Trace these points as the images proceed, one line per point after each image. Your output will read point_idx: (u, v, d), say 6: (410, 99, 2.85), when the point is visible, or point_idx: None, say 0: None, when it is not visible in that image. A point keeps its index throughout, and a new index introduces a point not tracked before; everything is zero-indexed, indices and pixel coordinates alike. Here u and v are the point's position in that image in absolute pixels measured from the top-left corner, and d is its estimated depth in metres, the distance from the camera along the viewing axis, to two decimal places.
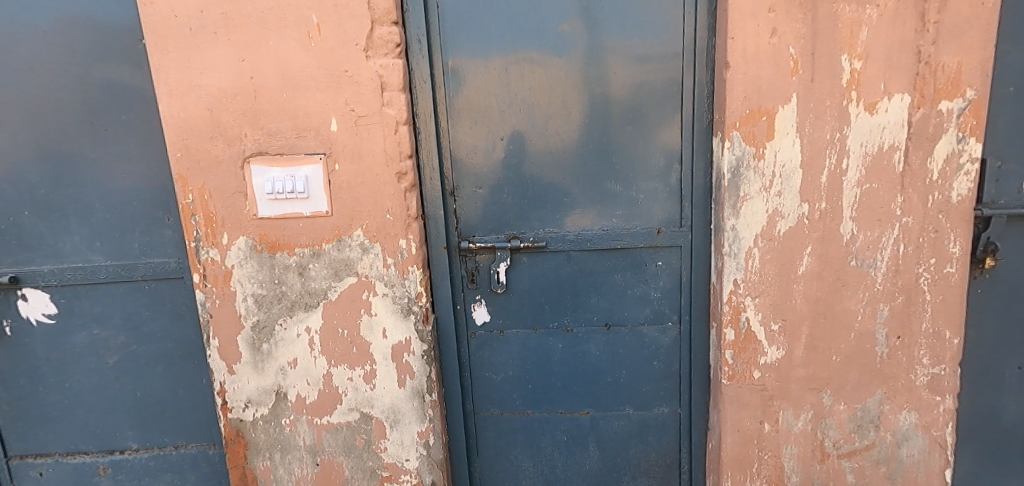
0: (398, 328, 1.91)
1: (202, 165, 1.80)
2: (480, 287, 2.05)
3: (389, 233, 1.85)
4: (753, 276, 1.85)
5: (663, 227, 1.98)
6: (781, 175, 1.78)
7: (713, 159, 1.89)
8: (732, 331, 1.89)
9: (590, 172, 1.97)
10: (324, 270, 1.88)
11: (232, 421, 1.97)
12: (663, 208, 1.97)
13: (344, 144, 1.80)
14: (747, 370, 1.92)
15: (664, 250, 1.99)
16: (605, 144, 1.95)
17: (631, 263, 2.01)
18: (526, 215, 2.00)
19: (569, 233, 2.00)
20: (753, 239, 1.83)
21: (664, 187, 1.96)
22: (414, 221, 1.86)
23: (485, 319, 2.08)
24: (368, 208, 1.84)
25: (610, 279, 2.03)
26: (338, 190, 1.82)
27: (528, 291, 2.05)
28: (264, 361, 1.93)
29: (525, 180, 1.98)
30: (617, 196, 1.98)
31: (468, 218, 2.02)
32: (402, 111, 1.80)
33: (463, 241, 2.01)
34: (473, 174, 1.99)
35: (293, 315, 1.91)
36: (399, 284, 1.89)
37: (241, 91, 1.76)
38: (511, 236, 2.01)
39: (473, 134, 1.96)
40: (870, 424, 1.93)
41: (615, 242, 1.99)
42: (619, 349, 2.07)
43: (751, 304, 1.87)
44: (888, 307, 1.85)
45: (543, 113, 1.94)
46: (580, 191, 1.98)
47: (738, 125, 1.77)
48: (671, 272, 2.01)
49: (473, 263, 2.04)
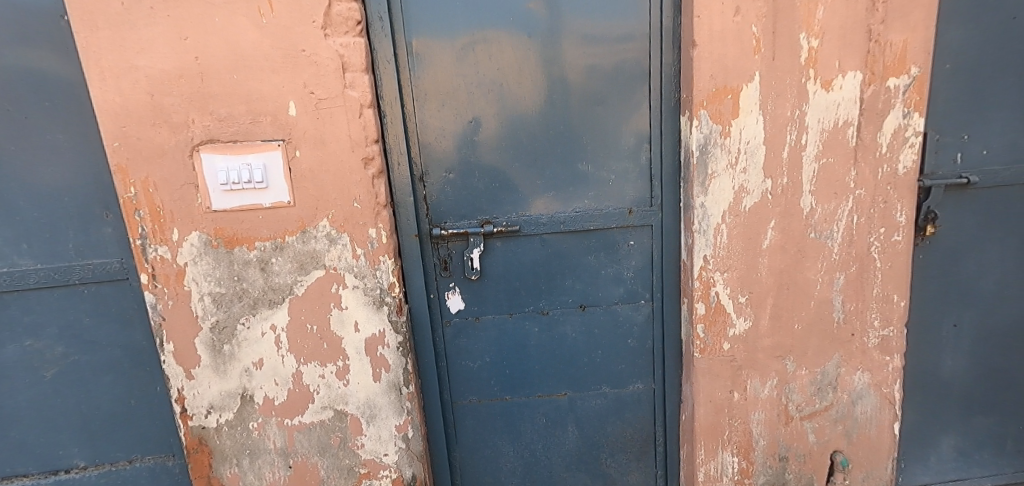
0: (370, 321, 1.84)
1: (145, 154, 1.64)
2: (454, 274, 2.01)
3: (358, 222, 1.77)
4: (721, 252, 1.91)
5: (634, 207, 2.00)
6: (746, 151, 1.83)
7: (681, 138, 1.91)
8: (702, 305, 1.95)
9: (562, 154, 1.95)
10: (289, 264, 1.78)
11: (194, 429, 1.85)
12: (633, 188, 1.99)
13: (305, 130, 1.69)
14: (717, 342, 1.99)
15: (636, 229, 2.02)
16: (575, 126, 1.93)
17: (604, 244, 2.02)
18: (497, 199, 1.97)
19: (541, 216, 1.99)
20: (721, 215, 1.88)
21: (634, 167, 1.98)
22: (383, 208, 1.79)
23: (460, 306, 2.04)
24: (334, 196, 1.74)
25: (584, 260, 2.03)
26: (300, 178, 1.72)
27: (502, 277, 2.03)
28: (226, 363, 1.81)
29: (496, 163, 1.94)
30: (588, 178, 1.97)
31: (439, 204, 1.96)
32: (366, 94, 1.71)
33: (434, 228, 1.96)
34: (442, 158, 1.93)
35: (257, 313, 1.80)
36: (370, 274, 1.81)
37: (186, 73, 1.62)
38: (484, 222, 1.97)
39: (440, 117, 1.90)
40: (829, 386, 2.05)
41: (588, 223, 2.00)
42: (594, 329, 2.09)
43: (720, 279, 1.93)
44: (844, 276, 1.96)
45: (511, 95, 1.90)
46: (551, 173, 1.96)
47: (705, 104, 1.79)
48: (642, 251, 2.04)
49: (445, 250, 1.98)
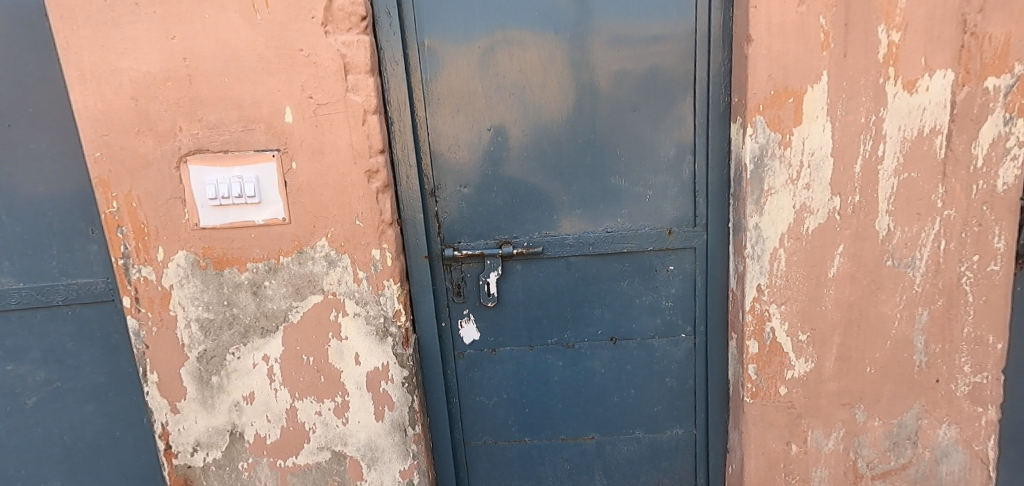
0: (373, 353, 1.64)
1: (129, 165, 1.49)
2: (468, 301, 1.79)
3: (360, 242, 1.58)
4: (779, 281, 1.63)
5: (675, 227, 1.74)
6: (810, 164, 1.56)
7: (731, 149, 1.65)
8: (755, 343, 1.67)
9: (592, 167, 1.72)
10: (283, 288, 1.59)
11: (179, 468, 1.67)
12: (674, 206, 1.73)
13: (303, 139, 1.51)
14: (772, 386, 1.70)
15: (677, 253, 1.76)
16: (608, 133, 1.70)
17: (639, 269, 1.77)
18: (518, 216, 1.75)
19: (567, 237, 1.75)
20: (779, 238, 1.61)
21: (676, 181, 1.72)
22: (389, 227, 1.59)
23: (475, 337, 1.82)
24: (333, 213, 1.55)
25: (616, 287, 1.78)
26: (297, 193, 1.54)
27: (522, 304, 1.80)
28: (214, 396, 1.64)
29: (516, 176, 1.72)
30: (623, 194, 1.73)
31: (452, 221, 1.75)
32: (371, 98, 1.51)
33: (447, 248, 1.75)
34: (456, 171, 1.72)
35: (247, 342, 1.62)
36: (373, 301, 1.61)
37: (173, 76, 1.46)
38: (502, 243, 1.75)
39: (455, 124, 1.69)
40: (907, 441, 1.73)
41: (621, 246, 1.75)
42: (626, 365, 1.83)
43: (776, 312, 1.65)
44: (927, 312, 1.65)
45: (535, 101, 1.68)
46: (580, 188, 1.73)
47: (762, 108, 1.53)
48: (683, 278, 1.77)
49: (459, 273, 1.77)
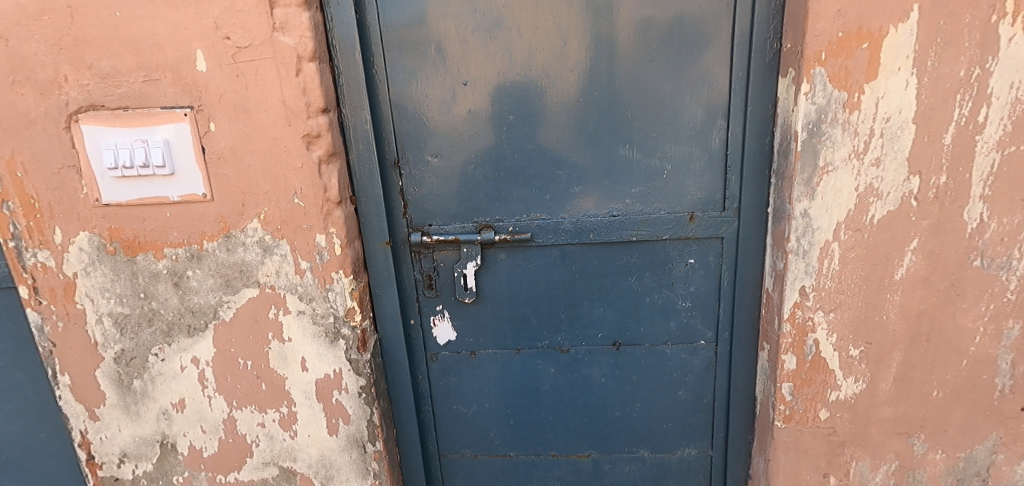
0: (322, 358, 1.36)
1: (7, 125, 1.18)
2: (442, 296, 1.49)
3: (300, 226, 1.27)
4: (828, 283, 1.28)
5: (699, 211, 1.38)
6: (882, 134, 1.18)
7: (778, 111, 1.27)
8: (793, 359, 1.34)
9: (596, 134, 1.36)
10: (210, 280, 1.30)
11: (106, 480, 1.45)
12: (699, 185, 1.37)
13: (221, 92, 1.18)
14: (811, 410, 1.38)
15: (699, 243, 1.41)
16: (618, 90, 1.32)
17: (650, 262, 1.44)
18: (502, 194, 1.41)
19: (563, 222, 1.42)
20: (833, 229, 1.25)
21: (702, 153, 1.35)
22: (336, 207, 1.27)
23: (451, 337, 1.53)
24: (265, 189, 1.24)
25: (621, 283, 1.46)
26: (218, 162, 1.22)
27: (506, 300, 1.49)
28: (138, 403, 1.39)
29: (500, 145, 1.38)
30: (633, 168, 1.37)
31: (422, 199, 1.42)
32: (305, 40, 1.16)
33: (414, 232, 1.43)
34: (425, 136, 1.38)
35: (172, 342, 1.35)
36: (319, 297, 1.32)
37: (49, 8, 1.12)
38: (483, 227, 1.43)
39: (423, 77, 1.34)
40: (975, 478, 1.41)
41: (629, 233, 1.41)
42: (631, 375, 1.53)
43: (822, 321, 1.31)
44: (1021, 326, 1.28)
45: (524, 47, 1.31)
46: (580, 161, 1.38)
47: (824, 57, 1.14)
48: (705, 275, 1.43)
49: (430, 262, 1.46)
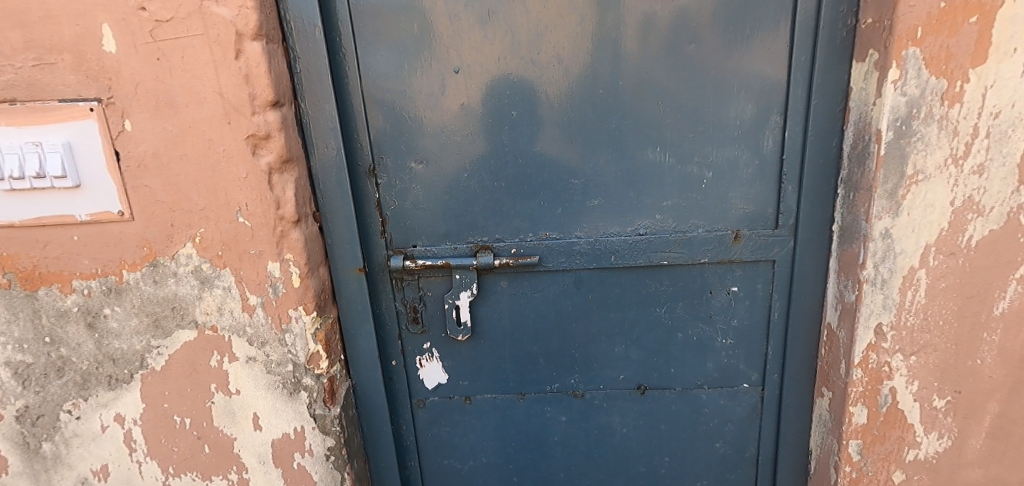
0: (279, 415, 1.09)
1: None
2: (430, 332, 1.22)
3: (247, 251, 0.99)
4: (911, 320, 1.03)
5: (745, 228, 1.13)
6: (989, 134, 0.92)
7: (851, 105, 1.00)
8: (863, 412, 1.09)
9: (620, 134, 1.10)
10: (134, 320, 1.03)
11: None
12: (745, 197, 1.11)
13: (137, 80, 0.90)
14: (882, 472, 1.13)
15: (745, 267, 1.15)
16: (648, 78, 1.06)
17: (684, 290, 1.18)
18: (502, 208, 1.15)
19: (577, 242, 1.16)
20: (920, 254, 0.99)
21: (751, 158, 1.09)
22: (292, 228, 1.00)
23: (442, 380, 1.27)
24: (201, 205, 0.97)
25: (648, 316, 1.21)
26: (138, 172, 0.95)
27: (508, 336, 1.23)
28: (50, 471, 1.11)
29: (500, 147, 1.11)
30: (665, 176, 1.12)
31: (404, 214, 1.16)
32: (245, 12, 0.88)
33: (395, 256, 1.16)
34: (407, 137, 1.11)
35: (89, 396, 1.07)
36: (274, 341, 1.05)
37: None
38: (480, 249, 1.17)
39: (404, 63, 1.06)
40: None
41: (658, 256, 1.15)
42: (659, 424, 1.28)
43: (901, 366, 1.06)
44: None
45: (530, 25, 1.04)
46: (598, 167, 1.12)
47: (921, 35, 0.88)
48: (751, 306, 1.18)
49: (415, 292, 1.19)
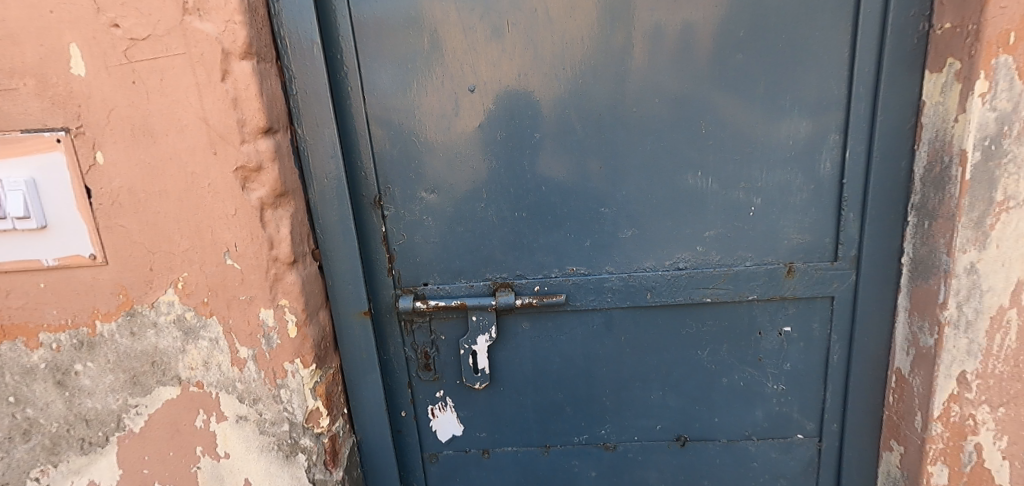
0: (273, 481, 0.96)
1: None
2: (444, 380, 1.10)
3: (236, 297, 0.87)
4: (1000, 368, 0.88)
5: (799, 261, 1.00)
6: None
7: (924, 121, 0.88)
8: (943, 472, 0.94)
9: (656, 157, 0.98)
10: (109, 376, 0.91)
11: None
12: (800, 225, 0.98)
13: (110, 106, 0.79)
14: None
15: (799, 305, 1.02)
16: (688, 95, 0.94)
17: (729, 331, 1.05)
18: (524, 241, 1.03)
19: (608, 278, 1.03)
20: (1013, 291, 0.84)
21: (806, 182, 0.96)
22: (288, 270, 0.88)
23: (457, 432, 1.14)
24: (184, 246, 0.85)
25: (688, 359, 1.07)
26: (112, 210, 0.83)
27: (530, 384, 1.10)
28: None
29: (521, 174, 0.99)
30: (707, 204, 0.99)
31: (413, 249, 1.03)
32: (233, 28, 0.77)
33: (404, 296, 1.04)
34: (416, 164, 0.99)
35: (59, 462, 0.94)
36: (267, 398, 0.92)
37: None
38: (499, 287, 1.05)
39: (413, 82, 0.95)
40: None
41: (699, 292, 1.02)
42: (701, 478, 1.14)
43: (988, 420, 0.91)
44: None
45: (554, 37, 0.93)
46: (631, 194, 1.00)
47: (1014, 40, 0.75)
48: (806, 348, 1.04)
49: (426, 336, 1.07)
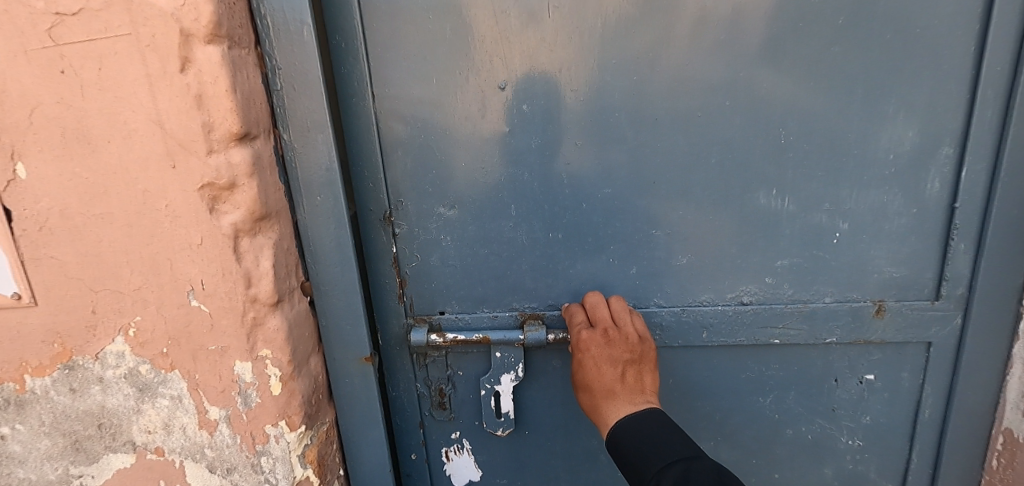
0: None
1: None
2: (460, 420, 0.96)
3: (204, 347, 0.69)
4: None
5: (891, 299, 0.84)
6: None
7: None
8: None
9: (724, 172, 0.80)
10: (44, 442, 0.73)
11: None
12: (894, 257, 0.82)
13: (32, 102, 0.60)
14: None
15: (885, 350, 0.88)
16: (768, 96, 0.76)
17: (799, 378, 0.91)
18: (560, 269, 0.87)
19: (656, 312, 0.88)
20: None
21: (907, 205, 0.80)
22: (268, 314, 0.69)
23: (475, 477, 1.02)
24: (135, 284, 0.66)
25: (747, 406, 0.94)
26: (40, 238, 0.64)
27: (563, 429, 0.96)
28: None
29: (557, 188, 0.82)
30: (780, 229, 0.82)
31: (432, 274, 0.88)
32: (193, 1, 0.58)
33: (418, 328, 0.89)
34: (434, 175, 0.81)
35: None
36: (244, 467, 0.74)
37: None
38: (527, 319, 0.89)
39: (429, 77, 0.76)
40: None
41: (766, 333, 0.88)
42: None
43: None
44: None
45: (604, 21, 0.74)
46: (689, 215, 0.82)
47: None
48: (891, 400, 0.91)
49: (443, 371, 0.93)
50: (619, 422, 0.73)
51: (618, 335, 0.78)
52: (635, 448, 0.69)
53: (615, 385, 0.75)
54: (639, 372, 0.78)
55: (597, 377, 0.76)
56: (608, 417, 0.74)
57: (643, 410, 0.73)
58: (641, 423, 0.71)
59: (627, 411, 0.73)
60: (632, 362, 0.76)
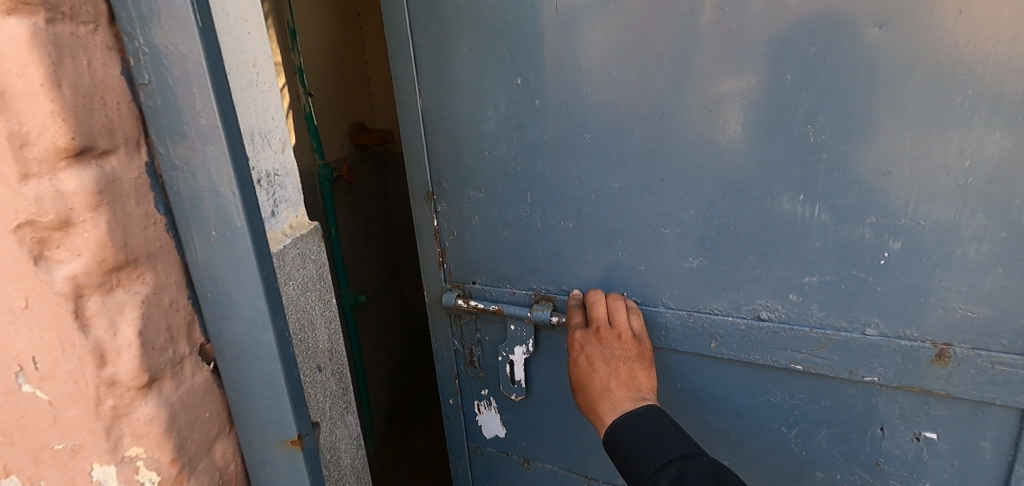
0: None
1: None
2: (487, 379, 1.09)
3: (48, 446, 0.50)
4: None
5: (959, 344, 0.68)
6: None
7: None
8: None
9: (739, 177, 0.73)
10: None
11: None
12: (965, 290, 0.67)
13: None
14: None
15: (952, 406, 0.72)
16: (796, 92, 0.67)
17: (829, 413, 0.80)
18: (572, 259, 0.89)
19: (661, 312, 0.86)
20: None
21: (995, 228, 0.63)
22: (137, 401, 0.50)
23: (500, 433, 1.14)
24: None
25: (768, 435, 0.86)
26: None
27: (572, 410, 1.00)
28: None
29: (567, 182, 0.84)
30: (808, 240, 0.73)
31: (466, 249, 0.99)
32: None
33: (452, 292, 1.04)
34: (464, 165, 0.92)
35: None
36: None
37: None
38: (539, 299, 0.94)
39: (459, 79, 0.87)
40: None
41: (785, 355, 0.79)
42: None
43: None
44: None
45: (610, 21, 0.73)
46: (699, 217, 0.78)
47: None
48: (959, 469, 0.75)
49: (473, 333, 1.06)
50: (616, 422, 0.69)
51: (610, 333, 0.79)
52: (634, 447, 0.65)
53: (609, 383, 0.73)
54: (636, 370, 0.76)
55: (592, 375, 0.75)
56: (605, 418, 0.71)
57: (640, 408, 0.69)
58: (637, 422, 0.67)
59: (623, 409, 0.70)
60: (624, 360, 0.75)
